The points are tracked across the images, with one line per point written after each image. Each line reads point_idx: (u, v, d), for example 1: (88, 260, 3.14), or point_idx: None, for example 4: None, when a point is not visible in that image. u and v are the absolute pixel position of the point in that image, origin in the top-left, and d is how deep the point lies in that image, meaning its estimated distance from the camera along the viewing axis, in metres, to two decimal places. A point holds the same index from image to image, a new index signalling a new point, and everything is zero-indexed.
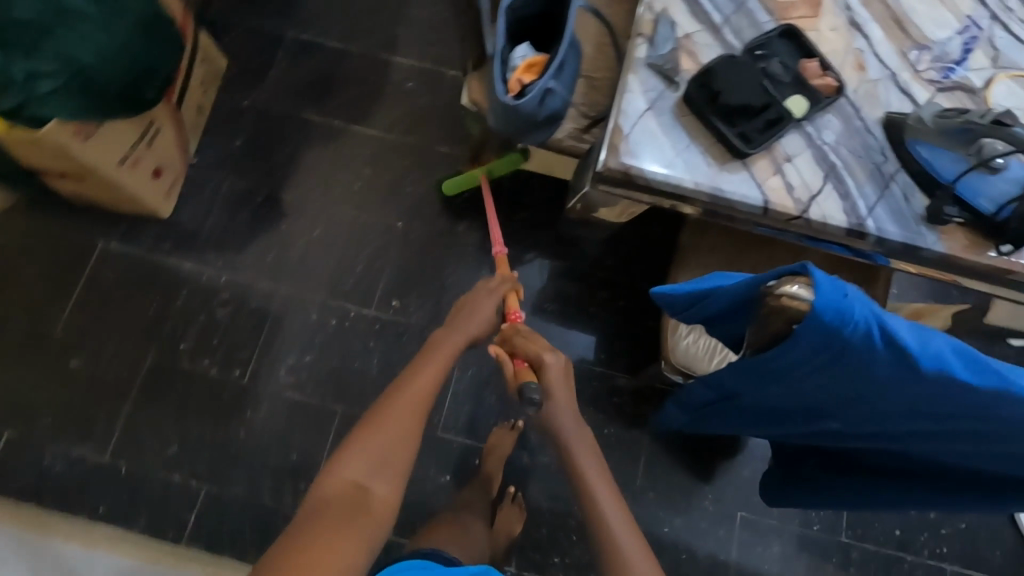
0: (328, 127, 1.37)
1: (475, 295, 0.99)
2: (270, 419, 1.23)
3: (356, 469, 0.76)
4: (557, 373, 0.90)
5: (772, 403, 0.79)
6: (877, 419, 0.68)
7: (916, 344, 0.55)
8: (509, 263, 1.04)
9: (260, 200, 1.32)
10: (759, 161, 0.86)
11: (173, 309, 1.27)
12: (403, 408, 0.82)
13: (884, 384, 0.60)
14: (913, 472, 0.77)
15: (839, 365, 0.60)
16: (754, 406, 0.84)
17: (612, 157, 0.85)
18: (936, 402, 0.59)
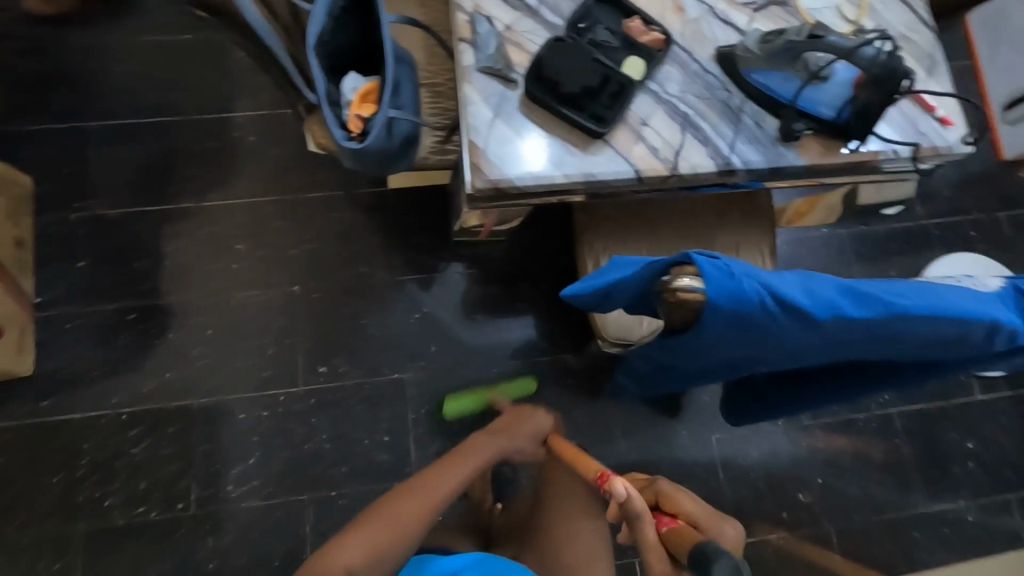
0: (173, 214, 1.33)
1: (519, 413, 1.05)
2: (236, 536, 1.20)
3: (350, 549, 0.73)
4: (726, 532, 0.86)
5: (701, 368, 0.70)
6: (804, 359, 0.60)
7: (833, 300, 0.46)
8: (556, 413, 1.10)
9: (133, 317, 1.28)
10: (618, 136, 0.73)
11: (84, 470, 1.20)
12: (419, 502, 0.81)
13: (813, 345, 0.51)
14: (867, 373, 0.72)
15: (752, 344, 0.51)
16: (689, 371, 0.75)
17: (477, 177, 0.71)
18: (870, 344, 0.51)
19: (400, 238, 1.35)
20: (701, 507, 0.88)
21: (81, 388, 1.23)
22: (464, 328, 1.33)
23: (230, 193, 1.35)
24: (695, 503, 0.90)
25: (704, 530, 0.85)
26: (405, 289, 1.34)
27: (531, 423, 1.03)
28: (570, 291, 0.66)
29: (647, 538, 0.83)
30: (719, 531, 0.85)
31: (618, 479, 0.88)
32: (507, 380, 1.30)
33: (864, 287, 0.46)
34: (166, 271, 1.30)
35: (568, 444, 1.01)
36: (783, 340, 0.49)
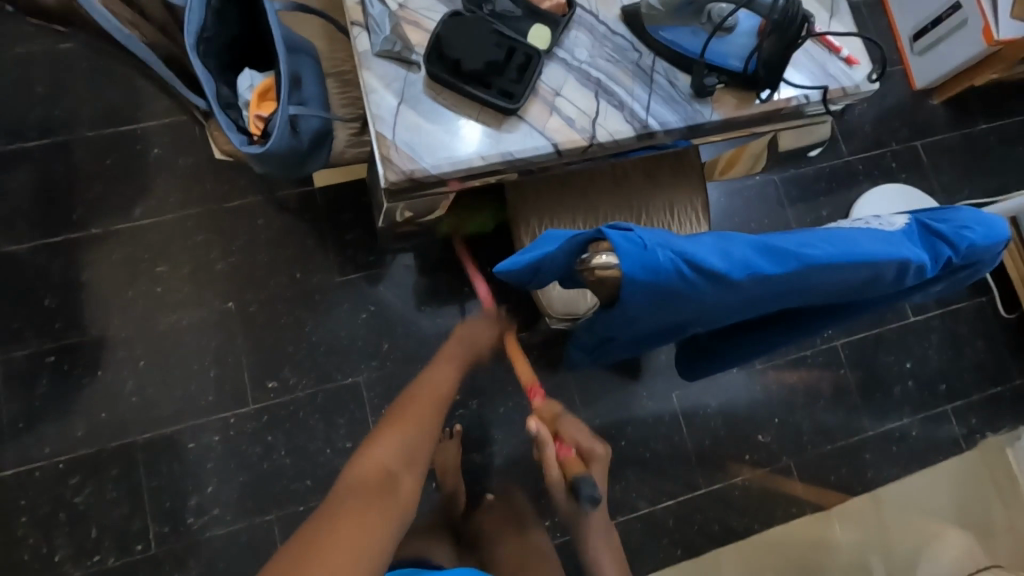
0: (79, 243, 1.22)
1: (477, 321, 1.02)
2: (204, 569, 1.15)
3: (381, 452, 0.62)
4: (600, 468, 0.98)
5: (642, 334, 0.70)
6: (735, 315, 0.60)
7: (747, 258, 0.45)
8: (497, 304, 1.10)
9: (52, 359, 1.18)
10: (531, 110, 0.70)
11: (24, 529, 1.12)
12: (427, 399, 0.73)
13: (736, 303, 0.51)
14: (800, 316, 0.74)
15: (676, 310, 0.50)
16: (632, 339, 0.75)
17: (389, 170, 0.67)
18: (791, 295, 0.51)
19: (334, 238, 1.30)
20: (585, 434, 0.99)
21: (6, 444, 1.14)
22: (413, 322, 1.30)
23: (141, 212, 1.25)
24: (582, 433, 0.99)
25: (587, 460, 0.97)
26: (347, 290, 1.29)
27: (491, 326, 1.03)
28: (501, 277, 0.64)
29: (548, 461, 0.93)
30: (594, 454, 0.97)
31: (534, 422, 0.94)
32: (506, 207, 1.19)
33: (776, 243, 0.46)
34: (83, 305, 1.21)
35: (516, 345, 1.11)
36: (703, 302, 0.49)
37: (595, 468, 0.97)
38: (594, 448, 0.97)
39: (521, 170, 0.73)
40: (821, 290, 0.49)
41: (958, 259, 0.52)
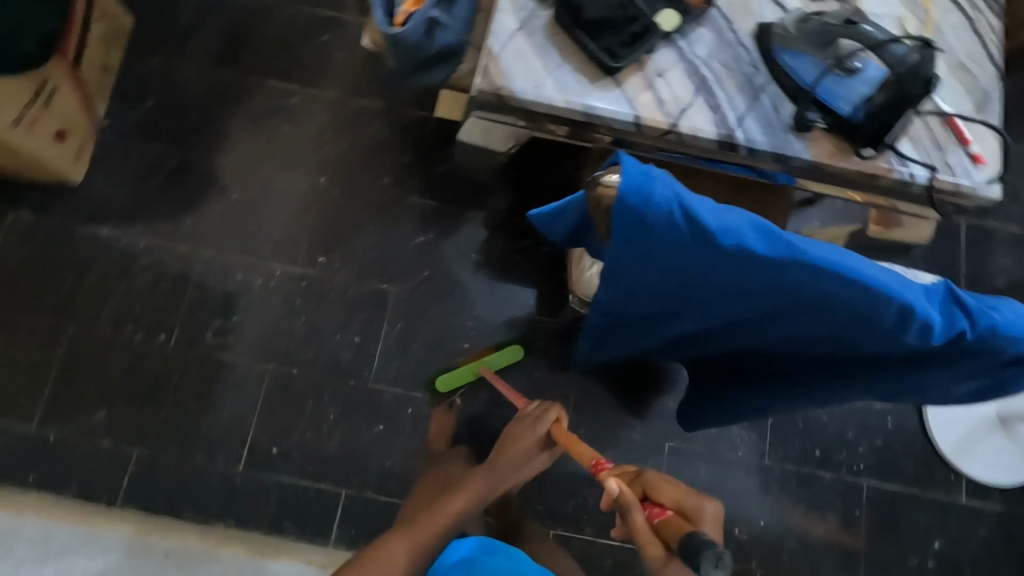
0: (237, 84, 1.43)
1: (521, 424, 1.01)
2: (198, 381, 1.28)
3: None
4: (712, 531, 0.75)
5: (631, 316, 0.70)
6: (724, 318, 0.61)
7: (743, 228, 0.46)
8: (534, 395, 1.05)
9: (175, 163, 1.39)
10: (629, 79, 0.73)
11: (91, 281, 1.31)
12: (402, 548, 0.85)
13: (721, 282, 0.51)
14: (801, 372, 0.72)
15: (664, 270, 0.52)
16: (623, 325, 0.75)
17: (482, 79, 0.73)
18: (776, 295, 0.50)
19: (427, 163, 1.41)
20: (683, 487, 0.78)
21: (111, 210, 1.35)
22: (459, 264, 1.37)
23: (291, 80, 1.44)
24: (680, 489, 0.78)
25: (693, 519, 0.75)
26: (418, 211, 1.39)
27: (537, 431, 0.99)
28: (535, 215, 0.67)
29: (638, 529, 0.73)
30: (704, 510, 0.76)
31: (614, 480, 0.78)
32: (496, 352, 1.32)
33: (776, 228, 0.46)
34: (216, 131, 1.41)
35: (567, 434, 0.95)
36: (691, 269, 0.50)
37: (706, 526, 0.74)
38: (701, 499, 0.77)
39: (596, 132, 0.76)
40: (807, 298, 0.49)
41: (971, 337, 0.52)
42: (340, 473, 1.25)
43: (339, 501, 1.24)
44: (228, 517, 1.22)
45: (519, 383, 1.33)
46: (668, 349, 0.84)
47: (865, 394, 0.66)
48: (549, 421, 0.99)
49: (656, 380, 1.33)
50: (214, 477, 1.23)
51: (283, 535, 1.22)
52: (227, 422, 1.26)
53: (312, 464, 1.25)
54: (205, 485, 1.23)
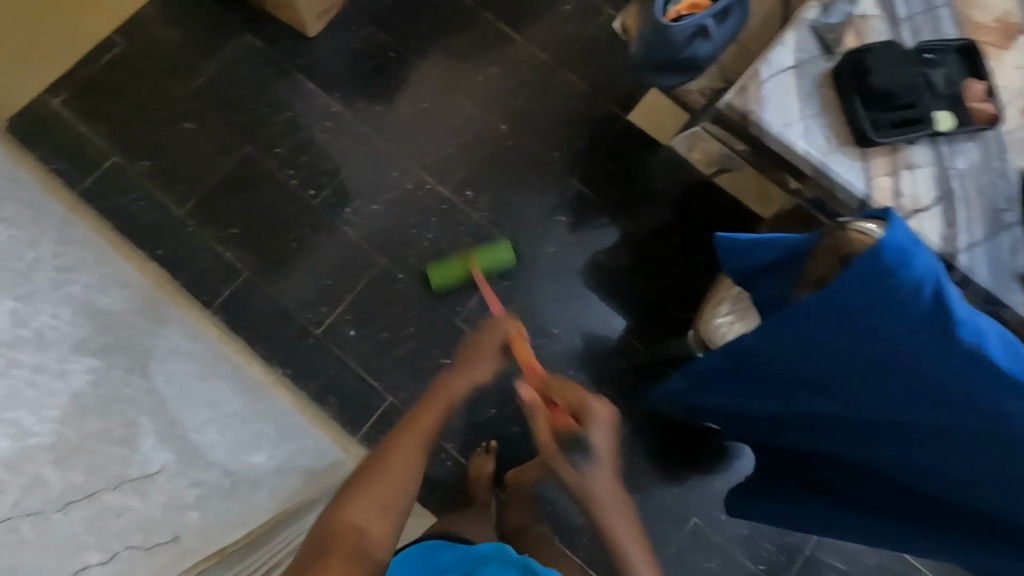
0: (473, 13, 1.52)
1: (483, 334, 0.84)
2: (320, 243, 1.38)
3: (363, 510, 0.71)
4: (604, 427, 0.78)
5: (769, 373, 0.72)
6: (877, 404, 0.64)
7: (966, 319, 0.52)
8: (510, 317, 0.85)
9: (391, 55, 1.50)
10: (878, 158, 0.72)
11: (279, 119, 1.45)
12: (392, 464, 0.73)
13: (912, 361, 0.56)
14: (895, 499, 0.74)
15: (867, 329, 0.56)
16: (750, 378, 0.76)
17: (737, 96, 0.74)
18: (956, 392, 0.55)
19: (600, 156, 1.45)
20: (578, 390, 0.81)
21: (323, 70, 1.48)
22: (583, 258, 1.40)
23: (519, 30, 1.51)
24: (575, 392, 0.81)
25: (583, 420, 0.79)
26: (570, 194, 1.43)
27: (500, 330, 0.84)
28: (724, 240, 0.68)
29: (541, 431, 0.79)
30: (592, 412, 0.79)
31: (523, 390, 0.80)
32: (488, 248, 1.32)
33: (987, 332, 0.53)
34: (437, 45, 1.51)
35: (526, 346, 0.84)
36: (898, 332, 0.54)
37: (595, 428, 0.78)
38: (588, 400, 0.79)
39: (791, 181, 0.79)
40: (982, 406, 0.54)
41: None
42: (394, 382, 1.31)
43: (381, 405, 1.30)
44: (288, 367, 1.31)
45: (585, 390, 1.34)
46: (767, 425, 0.84)
47: (968, 556, 0.67)
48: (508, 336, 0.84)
49: (710, 456, 1.30)
50: (294, 328, 1.33)
51: (324, 407, 1.29)
52: (326, 289, 1.35)
53: (375, 362, 1.32)
54: (283, 331, 1.33)
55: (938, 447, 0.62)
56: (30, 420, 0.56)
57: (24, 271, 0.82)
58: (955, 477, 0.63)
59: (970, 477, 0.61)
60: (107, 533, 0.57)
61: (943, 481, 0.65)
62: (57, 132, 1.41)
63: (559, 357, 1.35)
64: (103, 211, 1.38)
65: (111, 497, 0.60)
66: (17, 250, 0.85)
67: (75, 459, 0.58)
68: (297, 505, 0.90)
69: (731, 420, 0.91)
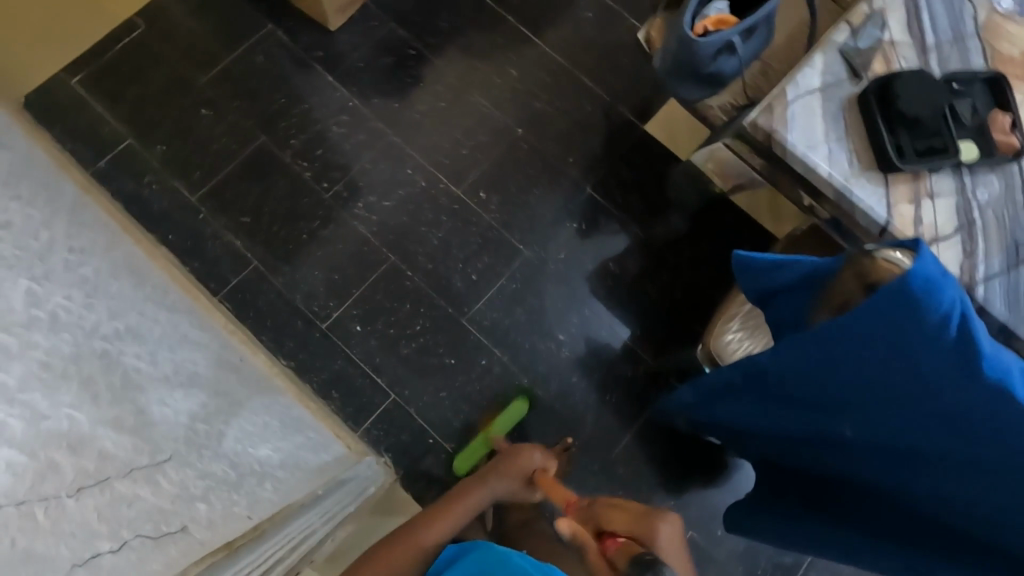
0: (494, 15, 1.52)
1: (505, 458, 1.04)
2: (331, 237, 1.38)
3: None
4: (673, 544, 0.80)
5: (778, 388, 0.72)
6: (893, 433, 0.65)
7: (988, 351, 0.53)
8: (527, 449, 1.06)
9: (411, 53, 1.50)
10: (901, 184, 0.72)
11: (296, 110, 1.45)
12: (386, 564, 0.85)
13: (928, 386, 0.57)
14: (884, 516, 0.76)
15: (900, 359, 0.56)
16: (757, 392, 0.77)
17: (763, 115, 0.74)
18: (965, 417, 0.57)
19: (614, 165, 1.45)
20: (632, 511, 0.84)
21: (342, 63, 1.48)
22: (593, 265, 1.40)
23: (540, 34, 1.51)
24: (630, 514, 0.83)
25: (647, 538, 0.80)
26: (583, 201, 1.43)
27: (522, 459, 1.04)
28: (744, 258, 0.68)
29: (593, 559, 0.76)
30: (658, 534, 0.80)
31: (563, 520, 0.82)
32: (501, 414, 1.28)
33: (1004, 364, 0.54)
34: (458, 44, 1.51)
35: (545, 480, 1.01)
36: (931, 365, 0.55)
37: (662, 545, 0.79)
38: (655, 522, 0.82)
39: (819, 213, 0.83)
40: (988, 432, 0.57)
41: None
42: (398, 380, 1.31)
43: (384, 402, 1.30)
44: (293, 359, 1.31)
45: (589, 397, 1.33)
46: (769, 438, 0.84)
47: None
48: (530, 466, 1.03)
49: (710, 470, 1.31)
50: (301, 320, 1.33)
51: (327, 401, 1.29)
52: (335, 283, 1.35)
53: (380, 358, 1.32)
54: (290, 323, 1.33)
55: (937, 468, 0.65)
56: (45, 404, 0.55)
57: (39, 252, 0.82)
58: (949, 497, 0.66)
59: (963, 498, 0.64)
60: (119, 521, 0.56)
61: (936, 500, 0.68)
62: (74, 113, 1.41)
63: (564, 363, 1.35)
64: (117, 194, 1.38)
65: (121, 485, 0.59)
66: (30, 230, 0.84)
67: (87, 445, 0.57)
68: (301, 498, 0.89)
69: (734, 433, 0.91)
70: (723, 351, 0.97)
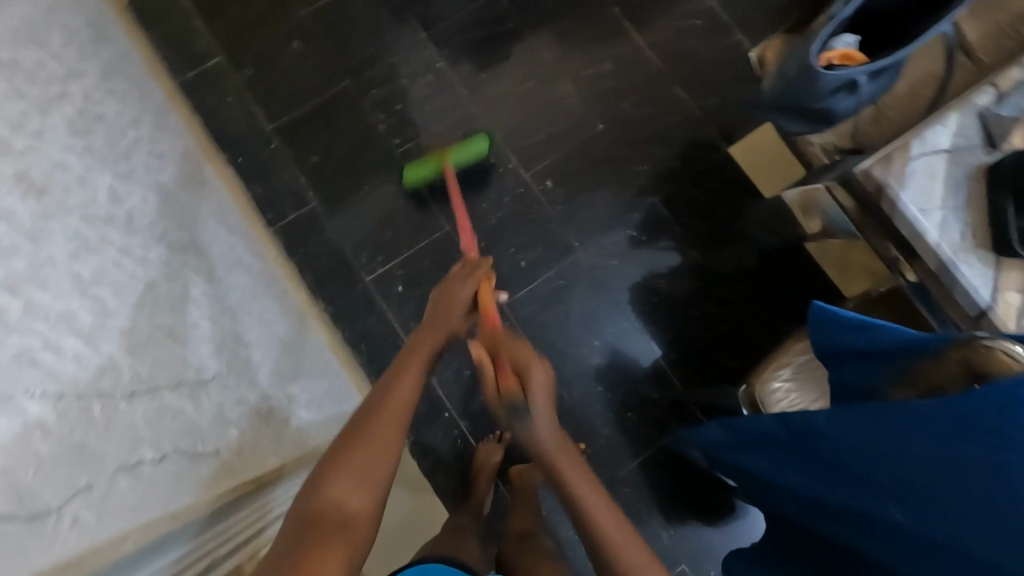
0: (600, 3, 1.48)
1: (448, 290, 0.86)
2: (391, 193, 1.38)
3: (339, 484, 0.61)
4: (543, 392, 0.77)
5: (826, 456, 0.70)
6: (941, 549, 0.60)
7: None
8: (478, 259, 0.90)
9: (508, 25, 1.47)
10: (1012, 270, 0.68)
11: (385, 61, 1.44)
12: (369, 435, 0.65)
13: (1009, 506, 0.54)
14: None
15: (992, 476, 0.55)
16: (796, 454, 0.75)
17: (880, 166, 0.70)
18: None
19: (689, 182, 1.40)
20: (517, 348, 0.80)
21: (438, 23, 1.46)
22: (644, 278, 1.37)
23: (642, 33, 1.46)
24: (514, 348, 0.80)
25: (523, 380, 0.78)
26: (649, 212, 1.39)
27: (470, 281, 0.87)
28: (831, 312, 0.71)
29: None
30: (530, 376, 0.78)
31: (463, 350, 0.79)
32: (462, 145, 1.33)
33: None
34: (556, 26, 1.47)
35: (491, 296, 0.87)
36: (1017, 477, 0.53)
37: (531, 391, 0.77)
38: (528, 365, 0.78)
39: (907, 273, 0.75)
40: None
41: None
42: None
43: None
44: (331, 305, 1.32)
45: (611, 409, 1.31)
46: (787, 507, 0.81)
47: None
48: (469, 282, 0.87)
49: (715, 511, 1.28)
50: (346, 269, 1.34)
51: (355, 352, 1.30)
52: (386, 239, 1.35)
53: (414, 323, 1.32)
54: (335, 268, 1.34)
55: None
56: (113, 301, 0.58)
57: (125, 150, 0.84)
58: None
59: None
60: (161, 433, 0.58)
61: None
62: (173, 21, 1.43)
63: (593, 370, 1.32)
64: (198, 108, 1.40)
65: (168, 397, 0.61)
66: (120, 127, 0.86)
67: (143, 349, 0.59)
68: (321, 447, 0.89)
69: (751, 489, 0.89)
70: (771, 396, 0.94)
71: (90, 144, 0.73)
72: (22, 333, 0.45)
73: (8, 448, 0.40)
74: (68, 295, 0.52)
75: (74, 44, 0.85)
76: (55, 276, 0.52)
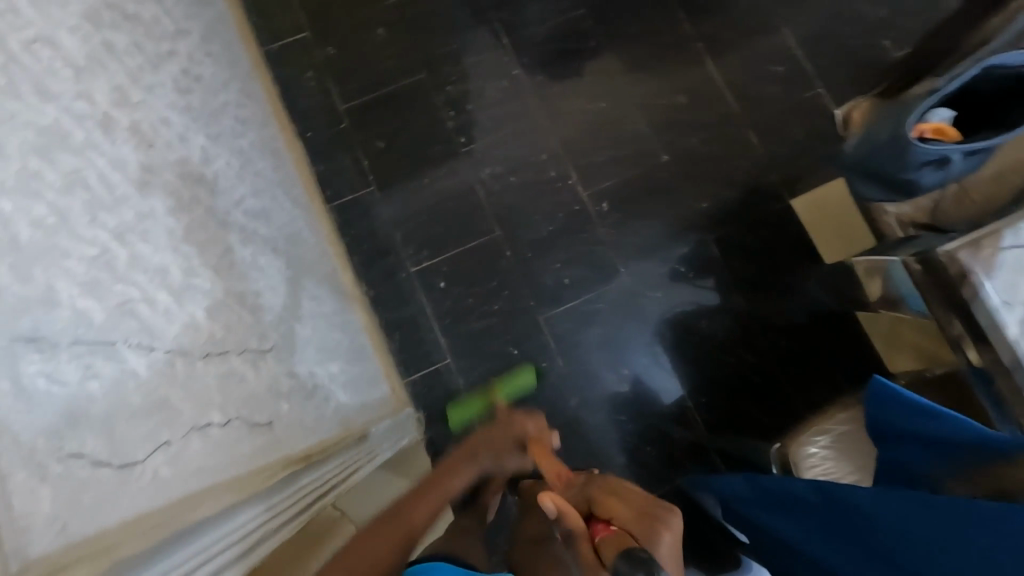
0: (684, 36, 1.47)
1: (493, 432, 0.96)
2: (448, 189, 1.39)
3: None
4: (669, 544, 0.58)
5: (859, 532, 0.69)
6: None
7: None
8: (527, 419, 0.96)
9: (589, 44, 1.47)
10: None
11: (463, 60, 1.46)
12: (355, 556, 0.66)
13: None
14: None
15: None
16: (827, 527, 0.73)
17: (966, 250, 0.69)
18: None
19: (745, 227, 1.38)
20: (631, 498, 0.63)
21: (521, 31, 1.48)
22: (685, 315, 1.35)
23: (722, 72, 1.45)
24: (626, 500, 0.63)
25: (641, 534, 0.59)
26: (699, 250, 1.38)
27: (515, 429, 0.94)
28: (894, 390, 0.72)
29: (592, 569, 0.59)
30: (653, 531, 0.58)
31: (547, 496, 0.66)
32: (510, 378, 1.27)
33: None
34: (637, 51, 1.47)
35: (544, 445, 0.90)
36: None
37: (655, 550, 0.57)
38: (647, 516, 0.60)
39: (969, 350, 0.72)
40: None
41: None
42: (458, 347, 1.32)
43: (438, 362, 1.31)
44: (373, 289, 1.34)
45: (631, 440, 1.30)
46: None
47: None
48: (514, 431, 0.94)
49: None
50: (393, 256, 1.36)
51: (388, 340, 1.31)
52: (436, 234, 1.37)
53: (450, 320, 1.33)
54: (382, 253, 1.36)
55: None
56: (198, 261, 0.60)
57: (215, 112, 0.86)
58: None
59: None
60: (229, 396, 0.59)
61: None
62: None
63: (619, 398, 1.31)
64: (278, 78, 1.43)
65: (234, 361, 0.63)
66: (214, 89, 0.89)
67: (218, 312, 0.61)
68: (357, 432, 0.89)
69: (767, 558, 0.84)
70: (806, 459, 0.92)
71: (189, 103, 0.76)
72: (126, 283, 0.48)
73: (107, 394, 0.43)
74: (163, 249, 0.55)
75: (184, 5, 0.88)
76: (154, 231, 0.54)
